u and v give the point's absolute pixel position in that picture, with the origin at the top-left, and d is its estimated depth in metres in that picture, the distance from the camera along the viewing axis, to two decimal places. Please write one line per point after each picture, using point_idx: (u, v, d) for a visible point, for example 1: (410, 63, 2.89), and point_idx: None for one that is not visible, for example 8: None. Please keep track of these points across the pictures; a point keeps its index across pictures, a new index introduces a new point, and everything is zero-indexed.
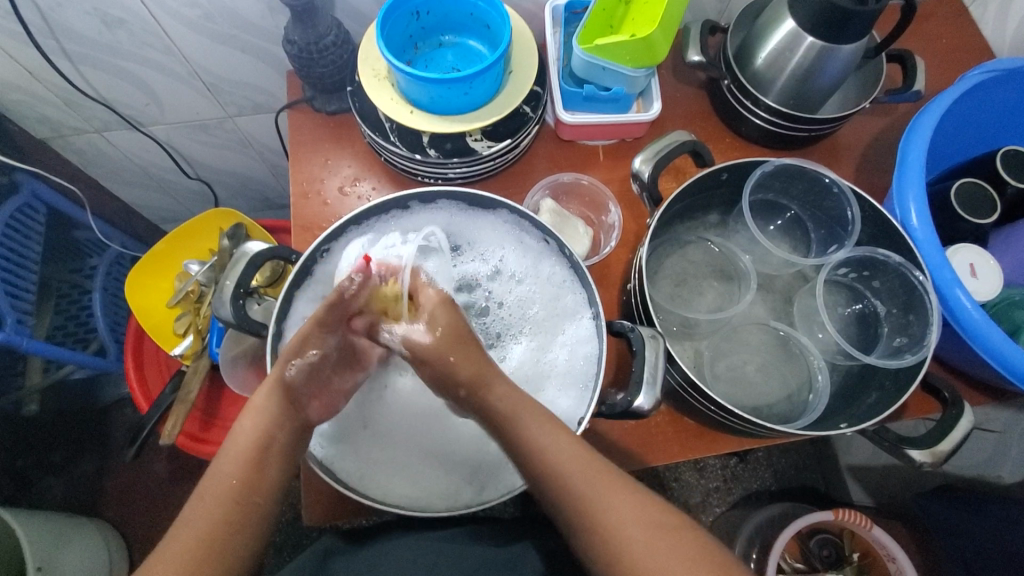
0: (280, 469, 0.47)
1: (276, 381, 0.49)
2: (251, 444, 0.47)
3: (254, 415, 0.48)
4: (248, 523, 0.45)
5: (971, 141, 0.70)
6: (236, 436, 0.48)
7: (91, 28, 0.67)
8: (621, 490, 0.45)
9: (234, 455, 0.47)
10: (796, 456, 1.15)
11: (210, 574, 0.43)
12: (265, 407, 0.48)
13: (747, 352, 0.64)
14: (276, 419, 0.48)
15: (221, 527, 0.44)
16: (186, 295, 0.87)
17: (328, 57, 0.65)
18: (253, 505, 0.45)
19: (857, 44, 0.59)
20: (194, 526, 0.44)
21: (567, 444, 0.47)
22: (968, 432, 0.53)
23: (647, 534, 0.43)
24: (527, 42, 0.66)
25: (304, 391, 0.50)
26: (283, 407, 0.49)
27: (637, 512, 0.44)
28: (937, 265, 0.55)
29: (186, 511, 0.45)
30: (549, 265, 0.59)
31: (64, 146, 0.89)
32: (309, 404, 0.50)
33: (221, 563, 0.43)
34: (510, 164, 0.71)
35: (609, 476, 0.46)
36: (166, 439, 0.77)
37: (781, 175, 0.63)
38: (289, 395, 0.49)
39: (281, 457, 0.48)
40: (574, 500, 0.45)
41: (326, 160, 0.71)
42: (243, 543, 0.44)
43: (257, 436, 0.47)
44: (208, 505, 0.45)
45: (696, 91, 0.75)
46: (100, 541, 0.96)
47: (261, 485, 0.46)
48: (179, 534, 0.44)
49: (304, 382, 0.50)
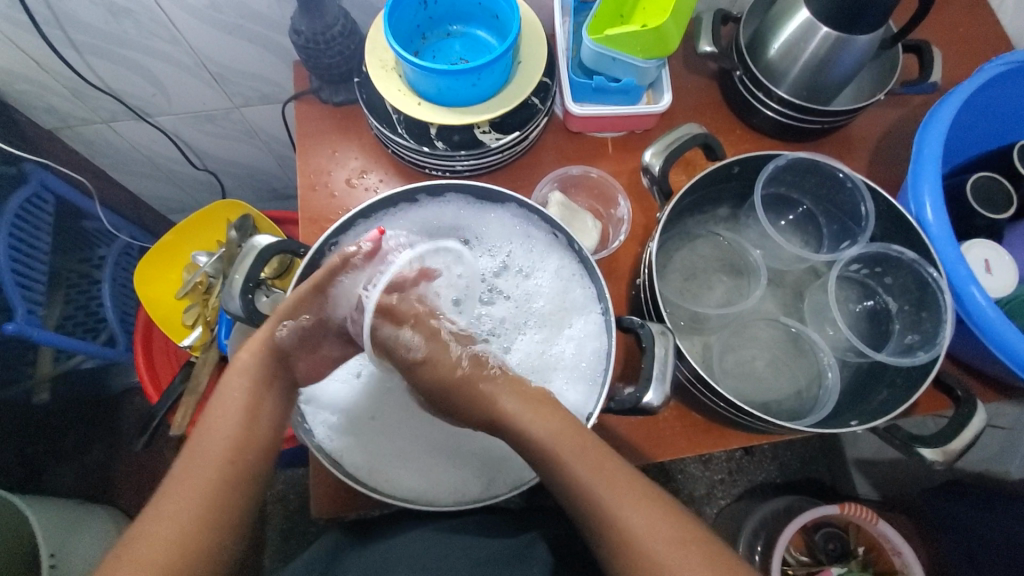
0: (270, 427, 0.49)
1: (267, 342, 0.51)
2: (241, 400, 0.48)
3: (241, 376, 0.50)
4: (243, 478, 0.45)
5: (989, 133, 0.68)
6: (221, 400, 0.48)
7: (97, 18, 0.67)
8: (651, 504, 0.42)
9: (223, 420, 0.47)
10: (802, 448, 1.14)
11: (207, 530, 0.41)
12: (250, 366, 0.50)
13: (757, 348, 0.64)
14: (262, 379, 0.50)
15: (218, 482, 0.43)
16: (194, 286, 0.87)
17: (336, 47, 0.64)
18: (247, 461, 0.46)
19: (874, 35, 0.58)
20: (185, 485, 0.43)
21: (592, 454, 0.45)
22: (981, 431, 0.52)
23: (676, 548, 0.40)
24: (535, 33, 0.65)
25: (293, 351, 0.53)
26: (269, 370, 0.51)
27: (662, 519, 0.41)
28: (953, 262, 0.54)
29: (176, 470, 0.44)
30: (557, 259, 0.59)
31: (71, 136, 0.89)
32: (296, 364, 0.54)
33: (217, 517, 0.42)
34: (518, 157, 0.70)
35: (635, 487, 0.43)
36: (177, 429, 0.80)
37: (795, 169, 0.62)
38: (277, 356, 0.52)
39: (268, 417, 0.49)
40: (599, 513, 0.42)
41: (334, 152, 0.71)
42: (241, 500, 0.44)
43: (245, 394, 0.49)
44: (202, 462, 0.44)
45: (708, 82, 0.74)
46: (113, 527, 0.98)
47: (252, 442, 0.47)
48: (172, 489, 0.43)
49: (293, 346, 0.53)
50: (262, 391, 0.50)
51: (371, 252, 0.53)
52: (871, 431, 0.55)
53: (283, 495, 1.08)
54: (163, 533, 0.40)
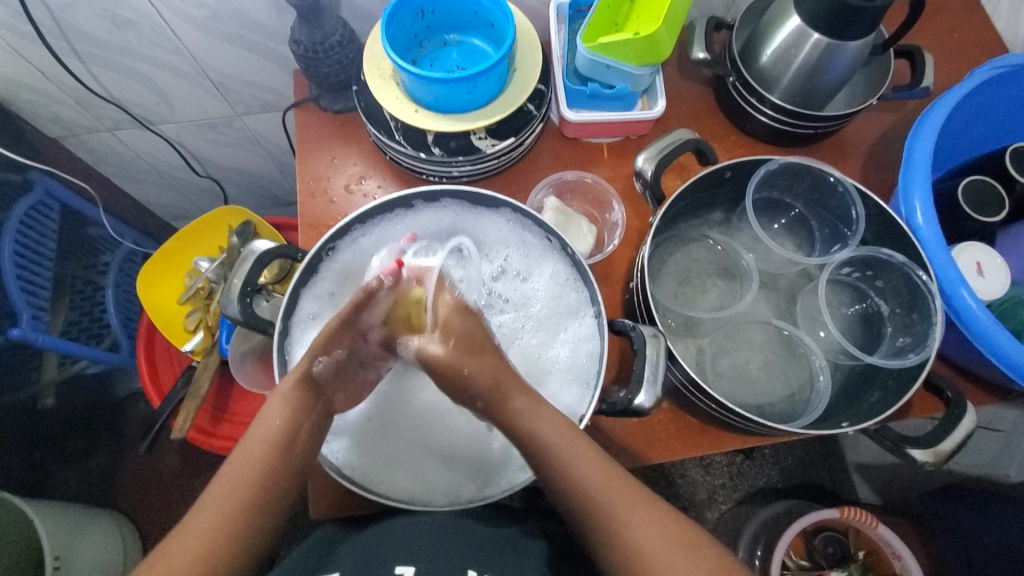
0: (308, 456, 0.47)
1: (305, 373, 0.49)
2: (280, 428, 0.46)
3: (283, 403, 0.47)
4: (274, 506, 0.45)
5: (980, 137, 0.69)
6: (262, 426, 0.47)
7: (101, 29, 0.68)
8: (648, 505, 0.45)
9: (260, 444, 0.46)
10: (803, 452, 1.14)
11: (233, 555, 0.42)
12: (292, 395, 0.48)
13: (751, 351, 0.64)
14: (302, 408, 0.48)
15: (250, 512, 0.43)
16: (196, 292, 0.88)
17: (334, 56, 0.65)
18: (278, 489, 0.45)
19: (864, 40, 0.58)
20: (216, 510, 0.43)
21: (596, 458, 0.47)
22: (970, 433, 0.53)
23: (666, 555, 0.42)
24: (530, 40, 0.66)
25: (328, 385, 0.51)
26: (308, 397, 0.49)
27: (659, 528, 0.44)
28: (942, 266, 0.55)
29: (210, 490, 0.44)
30: (551, 264, 0.60)
31: (76, 144, 0.90)
32: (332, 392, 0.51)
33: (243, 544, 0.43)
34: (514, 162, 0.71)
35: (633, 489, 0.46)
36: (177, 432, 0.80)
37: (786, 173, 0.62)
38: (314, 387, 0.49)
39: (305, 446, 0.48)
40: (600, 513, 0.45)
41: (333, 159, 0.72)
42: (266, 528, 0.44)
43: (285, 423, 0.47)
44: (237, 489, 0.44)
45: (702, 88, 0.75)
46: (115, 533, 0.98)
47: (286, 472, 0.46)
48: (204, 512, 0.43)
49: (328, 377, 0.51)
50: (303, 419, 0.48)
51: (393, 277, 0.53)
52: (861, 433, 0.55)
53: None
54: (191, 556, 0.41)
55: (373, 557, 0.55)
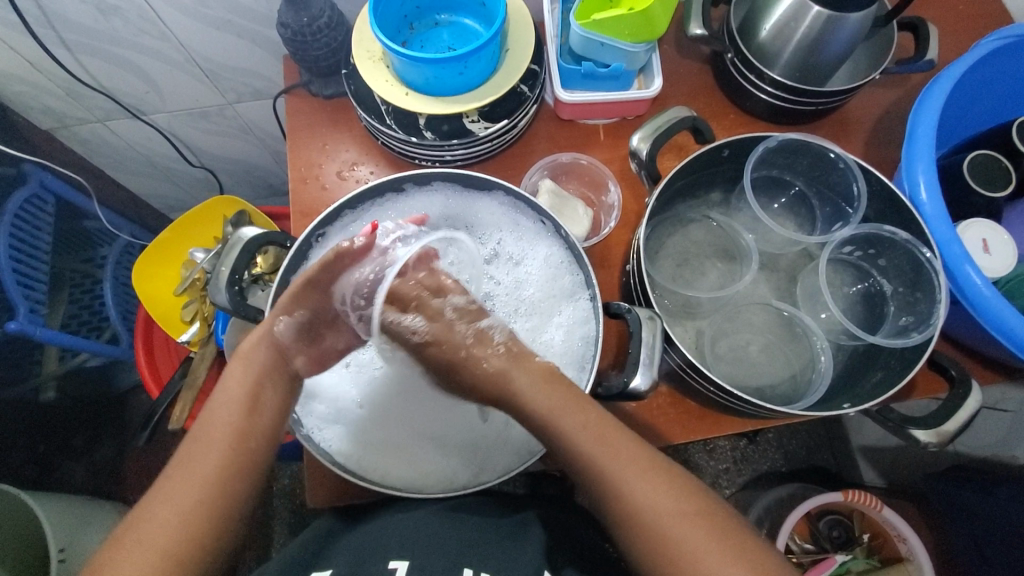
0: (275, 416, 0.49)
1: (267, 334, 0.51)
2: (245, 386, 0.48)
3: (246, 365, 0.50)
4: (247, 463, 0.46)
5: (987, 111, 0.67)
6: (226, 391, 0.49)
7: (87, 17, 0.67)
8: (651, 472, 0.44)
9: (227, 407, 0.47)
10: (807, 436, 1.13)
11: (207, 513, 0.43)
12: (254, 357, 0.50)
13: (751, 333, 0.63)
14: (267, 372, 0.50)
15: (223, 468, 0.44)
16: (192, 283, 0.86)
17: (322, 39, 0.64)
18: (251, 449, 0.46)
19: (867, 11, 0.56)
20: (190, 468, 0.44)
21: (594, 426, 0.46)
22: (975, 412, 0.52)
23: (675, 521, 0.42)
24: (523, 20, 0.65)
25: (297, 349, 0.52)
26: (273, 360, 0.51)
27: (671, 495, 0.43)
28: (947, 241, 0.53)
29: (181, 455, 0.45)
30: (545, 246, 0.59)
31: (68, 137, 0.90)
32: (299, 360, 0.53)
33: (217, 499, 0.43)
34: (509, 145, 0.70)
35: (638, 456, 0.45)
36: (174, 423, 0.79)
37: (785, 151, 0.61)
38: (279, 351, 0.51)
39: (273, 405, 0.49)
40: (602, 480, 0.44)
41: (325, 145, 0.71)
42: (243, 487, 0.45)
43: (249, 383, 0.49)
44: (207, 446, 0.45)
45: (701, 66, 0.73)
46: (121, 523, 0.99)
47: (256, 430, 0.47)
48: (177, 474, 0.44)
49: (292, 340, 0.52)
50: (267, 381, 0.50)
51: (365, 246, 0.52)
52: (864, 414, 0.54)
53: (289, 490, 1.09)
54: (166, 514, 0.42)
55: (371, 544, 0.54)
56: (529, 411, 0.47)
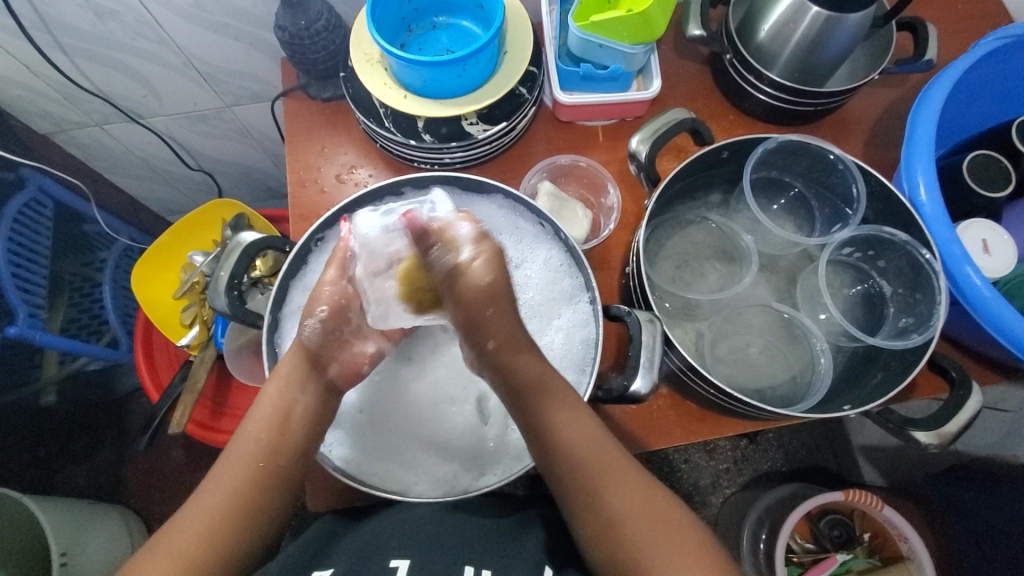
0: (304, 430, 0.49)
1: (298, 347, 0.51)
2: (276, 402, 0.49)
3: (279, 380, 0.50)
4: (274, 479, 0.47)
5: (986, 111, 0.67)
6: (259, 405, 0.50)
7: (84, 21, 0.67)
8: (631, 484, 0.46)
9: (261, 422, 0.49)
10: (808, 436, 1.12)
11: (234, 526, 0.44)
12: (285, 369, 0.51)
13: (750, 334, 0.63)
14: (297, 383, 0.50)
15: (250, 483, 0.46)
16: (191, 287, 0.86)
17: (320, 42, 0.64)
18: (279, 465, 0.47)
19: (866, 12, 0.56)
20: (222, 482, 0.46)
21: (587, 437, 0.48)
22: (975, 414, 0.52)
23: (655, 532, 0.43)
24: (521, 21, 0.65)
25: (324, 354, 0.52)
26: (306, 371, 0.51)
27: (649, 505, 0.45)
28: (947, 243, 0.53)
29: (215, 468, 0.47)
30: (545, 248, 0.58)
31: (67, 140, 0.90)
32: (329, 366, 0.52)
33: (245, 514, 0.45)
34: (507, 147, 0.69)
35: (627, 472, 0.47)
36: (174, 427, 0.79)
37: (784, 152, 0.61)
38: (309, 359, 0.51)
39: (305, 416, 0.50)
40: (588, 487, 0.46)
41: (323, 148, 0.70)
42: (271, 502, 0.47)
43: (279, 398, 0.50)
44: (238, 462, 0.47)
45: (700, 67, 0.73)
46: (122, 527, 0.98)
47: (285, 446, 0.48)
48: (210, 487, 0.46)
49: (319, 345, 0.52)
50: (297, 393, 0.50)
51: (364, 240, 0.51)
52: (864, 415, 0.54)
53: None
54: (196, 526, 0.44)
55: (372, 547, 0.54)
56: (532, 415, 0.48)
